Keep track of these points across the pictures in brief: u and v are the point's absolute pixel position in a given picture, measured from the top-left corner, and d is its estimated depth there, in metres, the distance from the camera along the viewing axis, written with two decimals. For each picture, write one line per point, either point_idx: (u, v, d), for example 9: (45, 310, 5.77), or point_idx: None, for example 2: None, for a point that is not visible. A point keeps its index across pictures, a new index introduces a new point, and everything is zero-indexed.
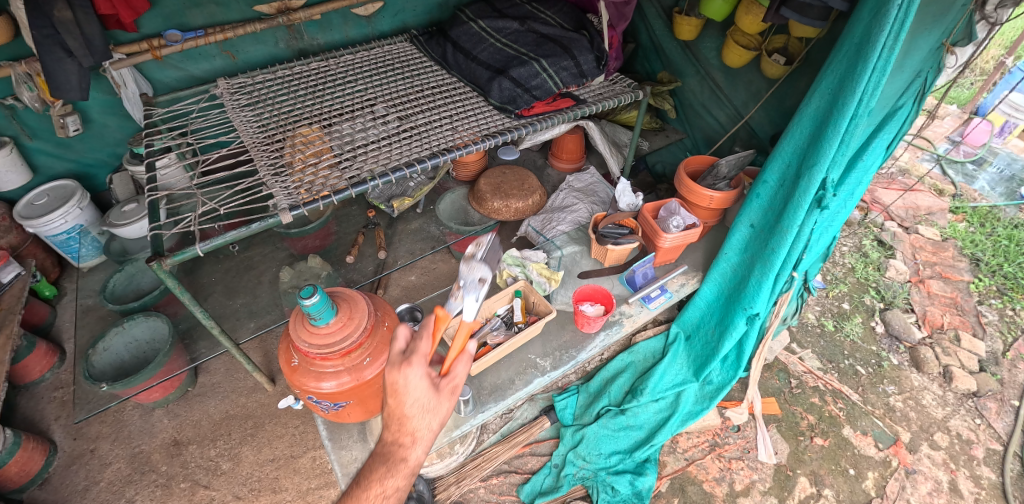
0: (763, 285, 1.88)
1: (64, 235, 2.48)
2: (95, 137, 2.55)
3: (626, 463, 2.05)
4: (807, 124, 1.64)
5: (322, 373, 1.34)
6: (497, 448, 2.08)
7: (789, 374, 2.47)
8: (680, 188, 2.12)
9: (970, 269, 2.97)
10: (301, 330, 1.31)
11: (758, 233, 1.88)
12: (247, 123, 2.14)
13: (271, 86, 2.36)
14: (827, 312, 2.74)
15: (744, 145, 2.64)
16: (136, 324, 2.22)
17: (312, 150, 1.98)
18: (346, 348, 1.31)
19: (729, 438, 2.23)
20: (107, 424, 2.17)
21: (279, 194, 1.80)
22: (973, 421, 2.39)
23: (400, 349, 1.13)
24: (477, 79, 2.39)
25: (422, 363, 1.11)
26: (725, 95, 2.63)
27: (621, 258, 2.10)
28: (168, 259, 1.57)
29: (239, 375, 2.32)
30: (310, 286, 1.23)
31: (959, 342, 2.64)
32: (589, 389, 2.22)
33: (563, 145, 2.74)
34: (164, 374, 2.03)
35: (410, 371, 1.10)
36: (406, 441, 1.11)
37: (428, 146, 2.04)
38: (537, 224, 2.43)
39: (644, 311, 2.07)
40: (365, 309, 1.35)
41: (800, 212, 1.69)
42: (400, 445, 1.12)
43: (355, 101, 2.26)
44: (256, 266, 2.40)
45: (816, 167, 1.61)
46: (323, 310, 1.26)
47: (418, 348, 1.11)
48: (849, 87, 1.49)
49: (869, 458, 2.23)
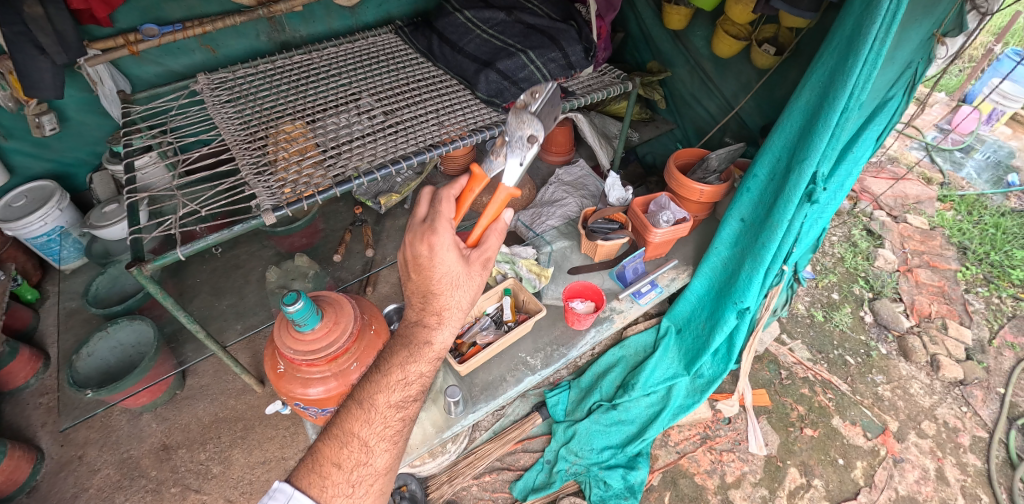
0: (754, 280, 1.88)
1: (44, 237, 2.41)
2: (73, 135, 2.49)
3: (618, 457, 2.06)
4: (797, 117, 1.62)
5: (309, 380, 1.32)
6: (488, 446, 2.07)
7: (779, 365, 2.48)
8: (670, 181, 2.10)
9: (957, 258, 2.99)
10: (286, 336, 1.29)
11: (748, 227, 1.87)
12: (229, 120, 2.09)
13: (253, 81, 2.30)
14: (817, 302, 2.75)
15: (735, 135, 2.62)
16: (120, 328, 2.18)
17: (295, 148, 1.94)
18: (332, 354, 1.29)
19: (720, 430, 2.24)
20: (94, 429, 2.14)
21: (262, 194, 1.76)
22: (959, 409, 2.43)
23: (424, 219, 1.28)
24: (463, 72, 2.35)
25: (446, 229, 1.25)
26: (715, 85, 2.61)
27: (610, 253, 2.09)
28: (148, 265, 1.53)
29: (227, 376, 2.29)
30: (293, 292, 1.20)
31: (946, 331, 2.67)
32: (581, 384, 2.21)
33: (553, 138, 2.71)
34: (150, 380, 2.02)
35: (436, 240, 1.24)
36: (435, 317, 1.27)
37: (414, 141, 2.00)
38: (527, 219, 2.37)
39: (635, 307, 2.05)
40: (351, 314, 1.33)
41: (790, 207, 1.68)
42: (425, 325, 1.28)
43: (339, 96, 2.21)
44: (242, 266, 2.39)
45: (806, 161, 1.59)
46: (307, 315, 1.24)
47: (440, 214, 1.26)
48: (840, 81, 1.47)
49: (858, 447, 2.25)
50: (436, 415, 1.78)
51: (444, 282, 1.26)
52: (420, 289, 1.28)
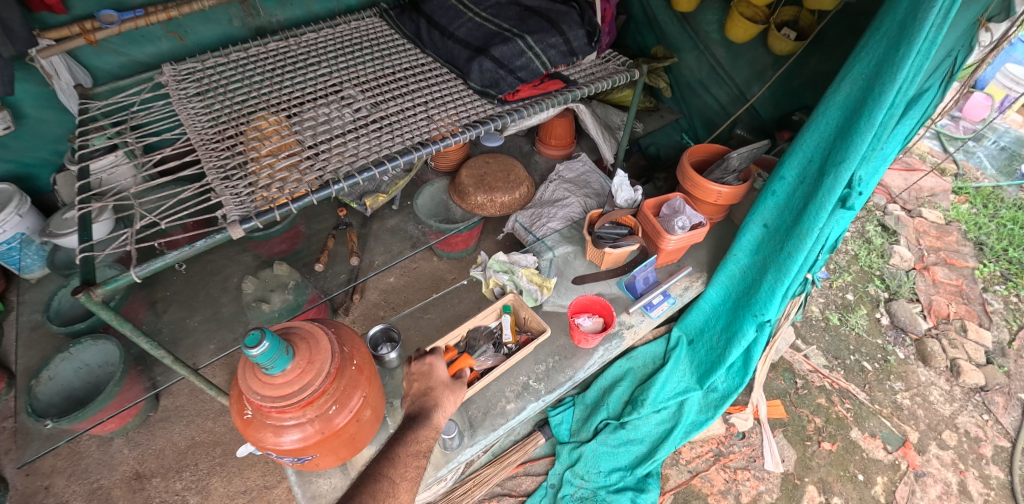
0: (777, 291, 1.72)
1: (4, 246, 2.18)
2: (32, 134, 2.26)
3: (627, 480, 1.91)
4: (834, 113, 1.44)
5: (282, 427, 1.14)
6: (487, 470, 1.91)
7: (794, 374, 2.34)
8: (683, 181, 1.91)
9: (974, 254, 2.87)
10: (251, 380, 1.11)
11: (772, 234, 1.70)
12: (195, 116, 1.86)
13: (223, 72, 2.07)
14: (832, 304, 2.61)
15: (747, 128, 2.45)
16: (83, 349, 2.02)
17: (269, 148, 1.73)
18: (306, 398, 1.12)
19: (733, 447, 2.10)
20: (62, 457, 1.97)
21: (230, 203, 1.56)
22: (981, 417, 2.31)
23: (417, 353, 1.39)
24: (454, 60, 2.14)
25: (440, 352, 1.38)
26: (726, 72, 2.42)
27: (618, 260, 1.92)
28: (98, 290, 1.33)
29: (204, 396, 2.12)
30: (256, 332, 1.03)
31: (966, 333, 2.55)
32: (586, 400, 2.06)
33: (552, 130, 2.51)
34: (116, 406, 1.86)
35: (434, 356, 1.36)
36: (434, 403, 1.28)
37: (402, 139, 1.80)
38: (525, 220, 2.24)
39: (646, 321, 1.90)
40: (328, 350, 1.15)
41: (823, 214, 1.51)
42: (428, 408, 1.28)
43: (319, 87, 1.99)
44: (219, 272, 2.21)
45: (844, 164, 1.42)
46: (276, 357, 1.06)
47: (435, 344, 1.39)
48: (888, 74, 1.29)
49: (878, 461, 2.13)
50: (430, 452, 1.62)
51: (446, 386, 1.33)
52: (424, 391, 1.31)
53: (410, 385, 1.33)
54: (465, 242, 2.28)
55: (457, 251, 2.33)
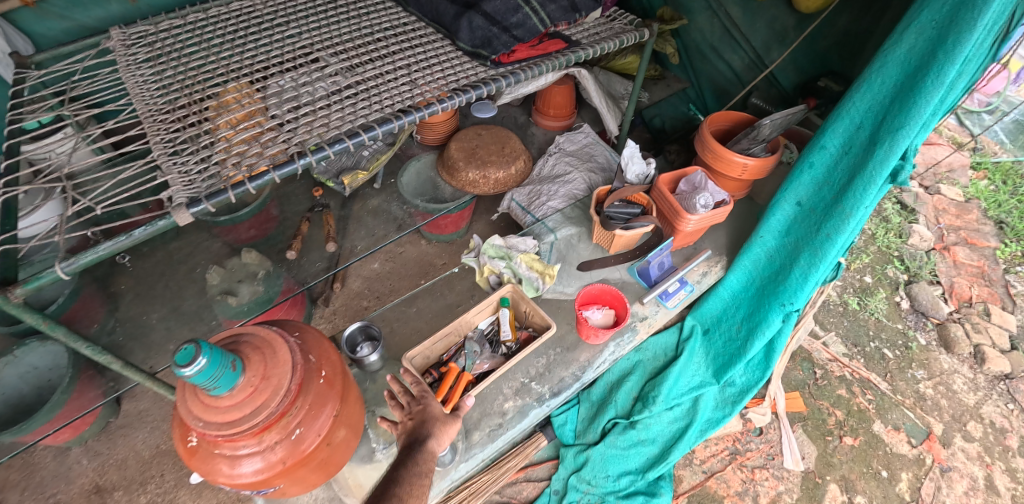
0: (810, 278, 1.53)
1: None
2: None
3: (637, 484, 1.74)
4: (893, 71, 1.21)
5: (237, 456, 0.95)
6: (485, 476, 1.72)
7: (813, 363, 2.17)
8: (702, 152, 1.69)
9: (995, 234, 2.74)
10: (192, 402, 0.91)
11: (807, 213, 1.50)
12: (142, 84, 1.60)
13: (177, 33, 1.80)
14: (849, 287, 2.44)
15: (764, 96, 2.23)
16: (30, 352, 1.84)
17: (226, 119, 1.48)
18: (261, 424, 0.92)
19: (750, 444, 1.94)
20: (14, 469, 1.84)
21: (177, 182, 1.32)
22: (1006, 407, 2.20)
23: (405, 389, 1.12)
24: (441, 18, 1.87)
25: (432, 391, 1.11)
26: (741, 34, 2.19)
27: (630, 243, 1.69)
28: (16, 291, 1.13)
29: (170, 401, 2.01)
30: (189, 347, 0.82)
31: (989, 317, 2.42)
32: (592, 398, 1.88)
33: (550, 99, 2.27)
34: (63, 418, 1.71)
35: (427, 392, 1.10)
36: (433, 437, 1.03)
37: (381, 106, 1.56)
38: (523, 199, 2.02)
39: (661, 311, 1.70)
40: (289, 362, 0.95)
41: (872, 189, 1.31)
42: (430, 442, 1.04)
43: (287, 50, 1.73)
44: (184, 261, 2.02)
45: (902, 131, 1.21)
46: (218, 375, 0.86)
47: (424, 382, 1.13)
48: (966, 21, 1.07)
49: (902, 456, 2.00)
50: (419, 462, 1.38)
51: (442, 417, 1.08)
52: (415, 426, 1.05)
53: (398, 426, 1.07)
54: (455, 223, 2.06)
55: (447, 233, 2.11)
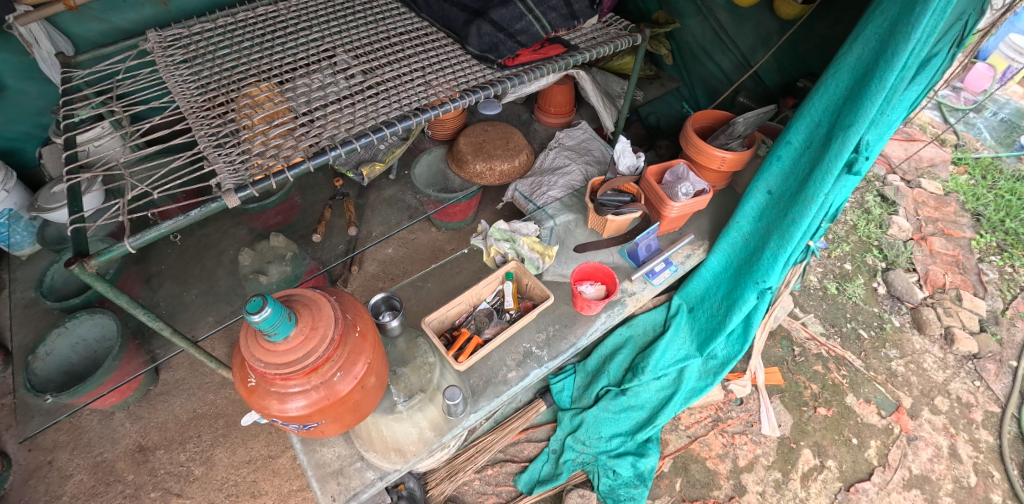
0: (779, 258, 1.73)
1: None
2: (11, 107, 2.23)
3: (627, 445, 1.94)
4: (845, 76, 1.41)
5: (286, 394, 1.16)
6: (490, 437, 1.95)
7: (792, 341, 2.36)
8: (687, 146, 1.89)
9: (971, 225, 2.89)
10: (254, 348, 1.13)
11: (776, 201, 1.70)
12: (183, 84, 1.79)
13: (209, 36, 1.98)
14: (829, 273, 2.62)
15: (750, 96, 2.40)
16: (79, 324, 1.97)
17: (261, 115, 1.68)
18: (310, 365, 1.13)
19: (731, 412, 2.13)
20: (63, 432, 1.97)
21: (224, 171, 1.53)
22: (972, 383, 2.37)
23: None
24: (451, 24, 2.06)
25: None
26: (730, 38, 2.37)
27: (620, 228, 1.90)
28: (92, 261, 1.29)
29: (204, 370, 2.11)
30: (258, 298, 1.04)
31: (960, 302, 2.59)
32: (587, 368, 2.08)
33: (551, 98, 2.47)
34: (116, 380, 1.80)
35: None
36: None
37: (399, 105, 1.75)
38: (526, 189, 2.21)
39: (648, 288, 1.89)
40: (331, 317, 1.17)
41: (829, 179, 1.50)
42: None
43: (311, 53, 1.92)
44: (214, 245, 2.14)
45: (853, 128, 1.40)
46: (278, 323, 1.07)
47: None
48: (902, 34, 1.26)
49: (872, 426, 2.18)
50: (433, 415, 1.62)
51: None
52: None
53: None
54: (463, 212, 2.26)
55: (456, 221, 2.31)
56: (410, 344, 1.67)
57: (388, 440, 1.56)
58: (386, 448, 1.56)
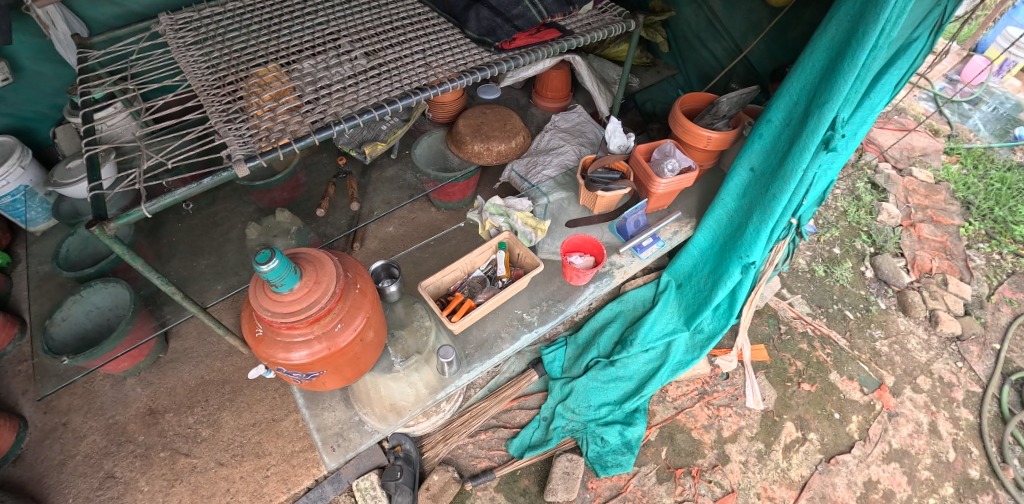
0: (761, 233, 1.83)
1: (8, 197, 2.21)
2: (29, 87, 2.30)
3: (615, 414, 2.03)
4: (820, 56, 1.53)
5: (291, 344, 1.29)
6: (484, 403, 2.04)
7: (778, 320, 2.44)
8: (675, 127, 2.00)
9: (961, 213, 2.93)
10: (262, 299, 1.25)
11: (758, 177, 1.82)
12: (195, 64, 1.88)
13: (219, 20, 2.06)
14: (818, 257, 2.69)
15: (742, 82, 2.47)
16: (94, 292, 2.02)
17: (270, 92, 1.76)
18: (314, 315, 1.25)
19: (718, 386, 2.21)
20: (77, 396, 2.03)
21: (234, 143, 1.61)
22: (955, 365, 2.40)
23: None
24: (452, 9, 2.14)
25: None
26: (722, 25, 2.43)
27: (610, 205, 2.01)
28: (112, 224, 1.38)
29: (212, 338, 2.17)
30: (266, 251, 1.15)
31: (946, 286, 2.63)
32: (578, 341, 2.17)
33: (548, 82, 2.54)
34: (130, 343, 1.89)
35: None
36: None
37: (400, 84, 1.83)
38: (522, 169, 2.29)
39: (636, 261, 2.02)
40: (333, 273, 1.29)
41: (806, 154, 1.61)
42: None
43: (316, 36, 2.00)
44: (222, 223, 2.20)
45: (828, 105, 1.50)
46: (284, 275, 1.19)
47: None
48: (872, 15, 1.36)
49: (854, 402, 2.24)
50: (429, 376, 1.73)
51: None
52: None
53: None
54: (461, 191, 2.34)
55: (454, 201, 2.39)
56: (408, 310, 1.83)
57: (385, 397, 1.68)
58: (381, 406, 1.67)
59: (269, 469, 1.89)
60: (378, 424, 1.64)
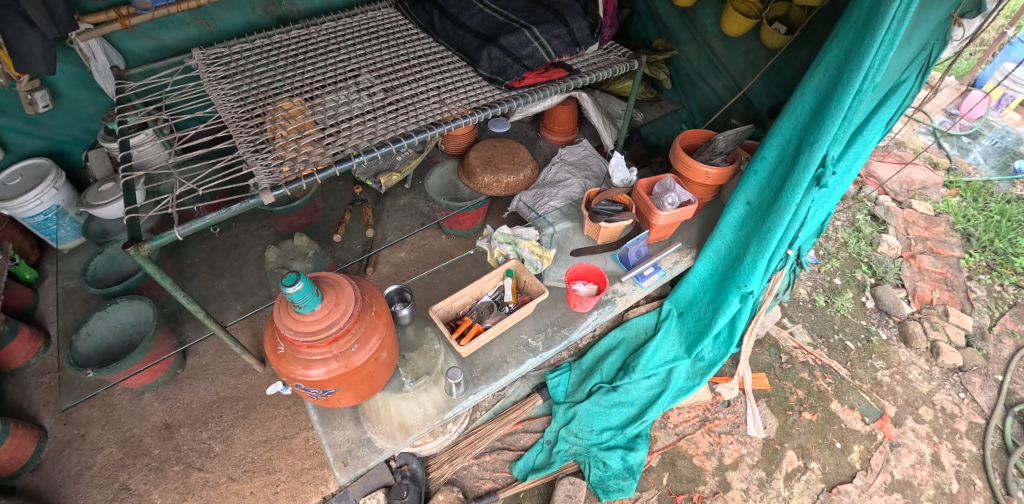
0: (758, 264, 1.91)
1: (41, 216, 2.34)
2: (66, 112, 2.42)
3: (617, 439, 2.08)
4: (809, 98, 1.64)
5: (310, 361, 1.39)
6: (489, 426, 2.11)
7: (779, 349, 2.48)
8: (675, 162, 2.12)
9: (961, 245, 2.98)
10: (286, 318, 1.36)
11: (754, 210, 1.91)
12: (225, 97, 2.01)
13: (248, 56, 2.21)
14: (819, 287, 2.74)
15: (742, 117, 2.57)
16: (119, 308, 2.11)
17: (294, 125, 1.89)
18: (333, 335, 1.36)
19: (718, 413, 2.26)
20: (96, 408, 2.11)
21: (261, 173, 1.73)
22: (957, 395, 2.42)
23: None
24: (465, 48, 2.27)
25: None
26: (722, 64, 2.54)
27: (613, 235, 2.12)
28: (146, 245, 1.48)
29: (229, 356, 2.26)
30: (292, 274, 1.26)
31: (947, 317, 2.66)
32: (581, 366, 2.23)
33: (556, 117, 2.67)
34: (150, 360, 1.98)
35: None
36: None
37: (416, 119, 1.96)
38: (529, 200, 2.42)
39: (637, 290, 2.11)
40: (351, 295, 1.39)
41: (798, 190, 1.70)
42: None
43: (338, 72, 2.14)
44: (241, 244, 2.33)
45: (817, 144, 1.60)
46: (308, 296, 1.30)
47: None
48: (855, 61, 1.47)
49: (855, 432, 2.26)
50: (437, 396, 1.81)
51: None
52: None
53: None
54: (471, 220, 2.44)
55: (464, 229, 2.49)
56: (418, 333, 1.93)
57: (394, 415, 1.76)
58: (390, 424, 1.74)
59: (278, 486, 1.96)
60: (386, 441, 1.71)
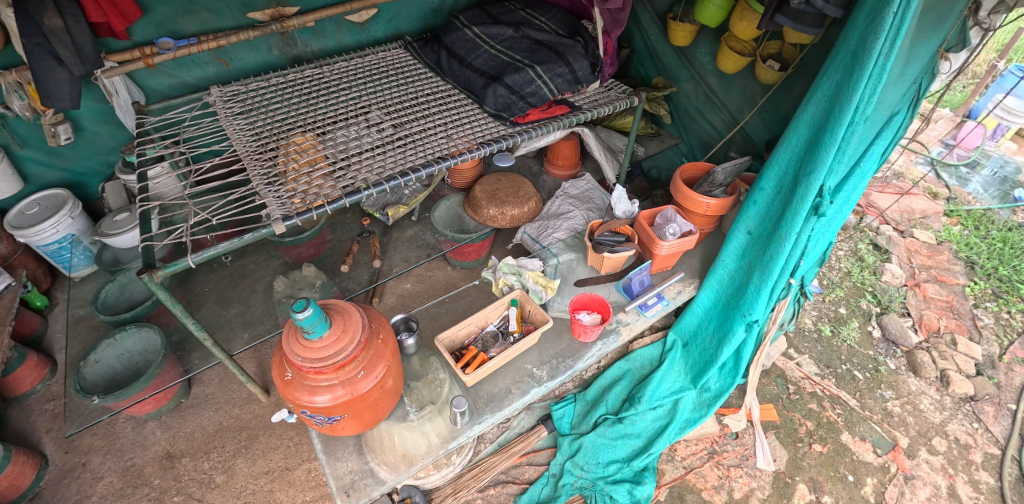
0: (762, 292, 1.93)
1: (56, 244, 2.41)
2: (86, 145, 2.51)
3: (624, 472, 2.05)
4: (803, 130, 1.70)
5: (316, 388, 1.42)
6: (493, 458, 2.08)
7: (786, 380, 2.47)
8: (675, 194, 2.17)
9: (965, 273, 2.98)
10: (294, 345, 1.38)
11: (755, 239, 1.93)
12: (241, 132, 2.09)
13: (264, 93, 2.31)
14: (824, 317, 2.74)
15: (740, 150, 2.63)
16: (128, 336, 2.14)
17: (306, 158, 1.95)
18: (339, 361, 1.38)
19: (727, 445, 2.23)
20: (99, 437, 2.11)
21: (273, 204, 1.78)
22: (971, 425, 2.38)
23: None
24: (471, 86, 2.37)
25: None
26: (720, 99, 2.62)
27: (617, 265, 2.15)
28: (159, 272, 1.53)
29: (233, 386, 2.27)
30: (303, 300, 1.30)
31: (956, 346, 2.63)
32: (586, 397, 2.23)
33: (560, 151, 2.74)
34: (156, 387, 1.98)
35: None
36: None
37: (423, 154, 2.02)
38: (534, 231, 2.46)
39: (641, 319, 2.13)
40: (359, 323, 1.43)
41: (797, 219, 1.73)
42: None
43: (349, 109, 2.23)
44: (250, 275, 2.37)
45: (813, 174, 1.65)
46: (316, 322, 1.33)
47: None
48: (845, 95, 1.53)
49: (868, 464, 2.21)
50: (441, 426, 1.81)
51: None
52: None
53: None
54: (476, 251, 2.48)
55: (469, 260, 2.53)
56: (423, 363, 1.94)
57: (398, 446, 1.75)
58: (393, 454, 1.73)
59: None
60: (389, 473, 1.69)
